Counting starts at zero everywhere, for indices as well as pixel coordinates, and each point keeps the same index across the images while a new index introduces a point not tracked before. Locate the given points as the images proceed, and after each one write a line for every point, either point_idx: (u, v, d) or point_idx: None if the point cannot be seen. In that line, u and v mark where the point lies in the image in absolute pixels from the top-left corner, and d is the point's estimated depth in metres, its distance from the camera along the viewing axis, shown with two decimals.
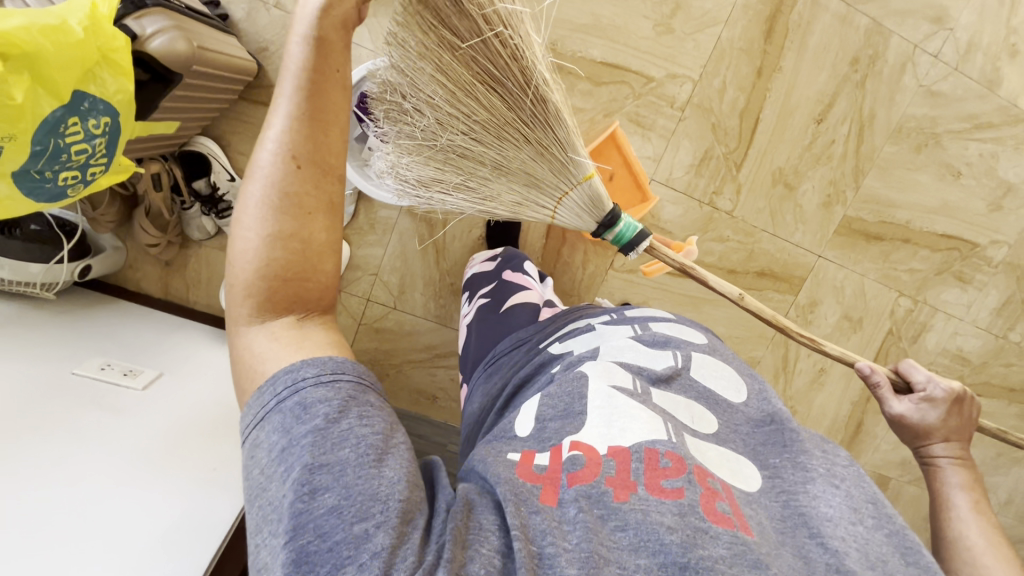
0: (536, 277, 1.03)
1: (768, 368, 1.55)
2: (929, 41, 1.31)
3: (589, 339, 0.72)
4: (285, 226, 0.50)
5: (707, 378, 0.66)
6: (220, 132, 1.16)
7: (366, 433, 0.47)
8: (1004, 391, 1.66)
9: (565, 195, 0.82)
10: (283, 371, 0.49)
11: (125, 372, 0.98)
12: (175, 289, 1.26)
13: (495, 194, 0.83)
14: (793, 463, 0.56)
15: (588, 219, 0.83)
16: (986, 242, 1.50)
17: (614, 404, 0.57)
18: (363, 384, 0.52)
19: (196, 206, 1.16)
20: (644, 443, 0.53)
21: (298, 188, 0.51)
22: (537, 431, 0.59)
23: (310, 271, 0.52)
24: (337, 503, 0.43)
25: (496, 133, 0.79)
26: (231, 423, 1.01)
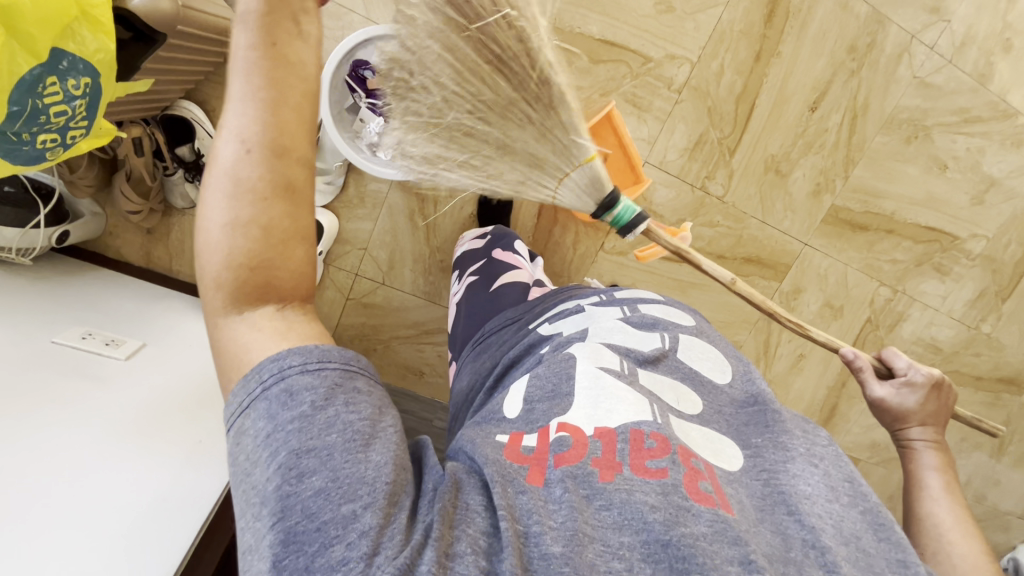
0: (527, 255, 1.02)
1: (749, 352, 1.58)
2: (927, 32, 1.30)
3: (578, 320, 0.71)
4: (242, 213, 0.46)
5: (693, 359, 0.67)
6: (203, 96, 1.11)
7: (352, 419, 0.47)
8: (972, 379, 1.73)
9: (568, 176, 0.81)
10: (265, 359, 0.48)
11: (107, 342, 0.97)
12: (158, 258, 1.23)
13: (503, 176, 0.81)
14: (774, 443, 0.57)
15: (588, 201, 0.83)
16: (966, 235, 1.53)
17: (600, 386, 0.58)
18: (350, 369, 0.50)
19: (179, 172, 1.12)
20: (630, 424, 0.54)
21: (256, 174, 0.46)
22: (526, 413, 0.60)
23: (276, 259, 0.48)
24: (323, 485, 0.43)
25: (502, 114, 0.76)
26: (216, 394, 1.00)
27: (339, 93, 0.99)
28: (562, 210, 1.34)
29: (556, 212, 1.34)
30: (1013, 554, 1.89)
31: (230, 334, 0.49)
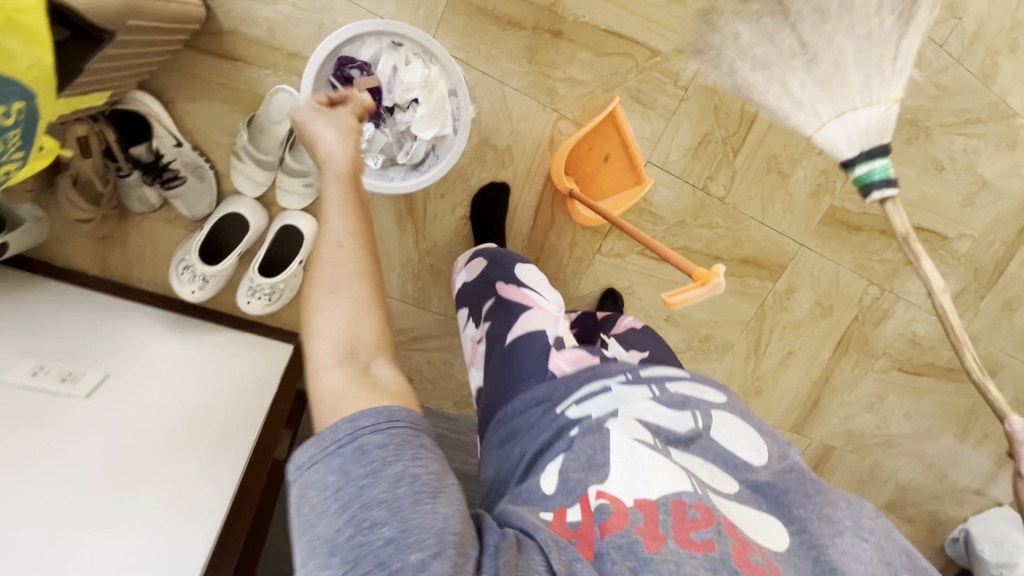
0: (541, 279, 0.91)
1: (741, 351, 1.58)
2: (937, 29, 1.26)
3: (605, 402, 0.65)
4: (340, 285, 0.60)
5: (729, 438, 0.63)
6: (160, 86, 0.99)
7: (419, 472, 0.49)
8: (942, 370, 1.80)
9: (853, 109, 0.76)
10: (342, 420, 0.51)
11: (63, 377, 0.84)
12: (115, 266, 1.10)
13: (793, 63, 0.86)
14: (819, 515, 0.55)
15: (854, 146, 0.75)
16: (954, 235, 1.54)
17: (637, 456, 0.57)
18: (417, 428, 0.53)
19: (136, 174, 0.99)
20: (670, 495, 0.54)
21: (350, 255, 0.62)
22: (561, 484, 0.57)
23: (364, 318, 0.60)
24: (394, 535, 0.45)
25: (841, 20, 0.80)
26: (204, 432, 0.91)
27: None
28: (559, 212, 1.26)
29: (553, 215, 1.26)
30: (964, 527, 2.03)
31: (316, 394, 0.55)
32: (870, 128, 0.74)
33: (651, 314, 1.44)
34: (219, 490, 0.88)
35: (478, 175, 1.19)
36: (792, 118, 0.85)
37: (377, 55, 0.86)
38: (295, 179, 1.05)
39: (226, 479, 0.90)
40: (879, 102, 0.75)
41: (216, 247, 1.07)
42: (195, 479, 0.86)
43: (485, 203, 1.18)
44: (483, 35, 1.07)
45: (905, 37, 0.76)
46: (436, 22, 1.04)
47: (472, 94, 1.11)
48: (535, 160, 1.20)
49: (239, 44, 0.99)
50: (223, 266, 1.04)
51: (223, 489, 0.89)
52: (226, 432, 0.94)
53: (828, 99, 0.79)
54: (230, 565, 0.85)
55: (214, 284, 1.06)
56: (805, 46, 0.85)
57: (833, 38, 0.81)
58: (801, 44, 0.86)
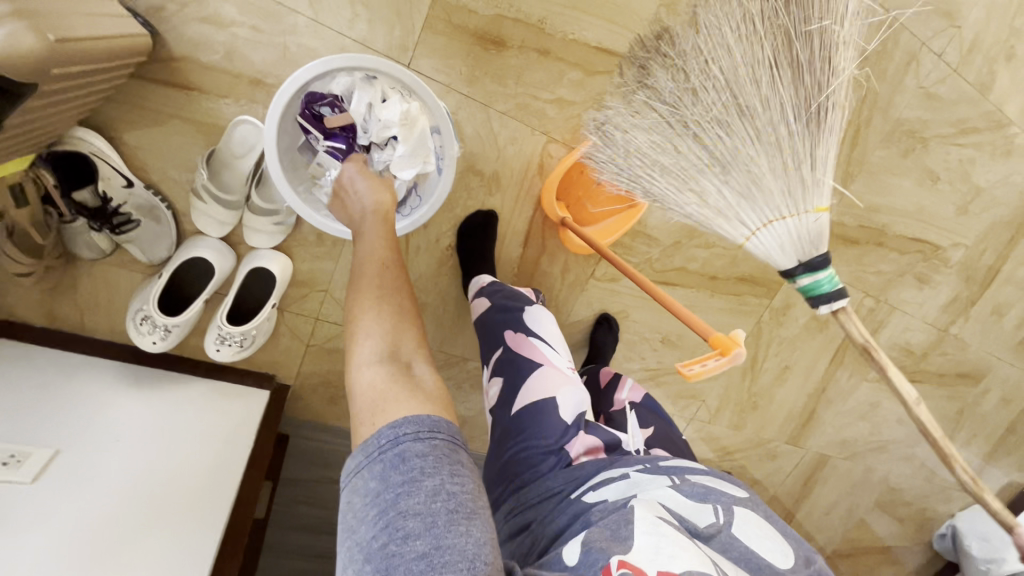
0: (557, 335, 0.85)
1: (737, 368, 1.54)
2: (936, 39, 1.22)
3: (621, 488, 0.63)
4: (382, 298, 0.65)
5: (754, 537, 0.59)
6: (106, 120, 0.89)
7: (456, 490, 0.52)
8: (935, 376, 1.79)
9: (780, 219, 0.61)
10: (385, 426, 0.54)
11: (2, 461, 0.74)
12: (65, 316, 1.00)
13: (702, 173, 0.68)
14: None
15: (790, 254, 0.61)
16: (948, 244, 1.52)
17: (661, 532, 0.55)
18: (455, 442, 0.56)
19: (81, 220, 0.89)
20: (696, 573, 0.50)
21: (390, 271, 0.68)
22: (584, 556, 0.55)
23: (404, 328, 0.64)
24: (427, 550, 0.48)
25: (749, 126, 0.64)
26: (176, 503, 0.84)
27: (289, 134, 0.79)
28: (551, 238, 1.19)
29: (544, 241, 1.19)
30: (953, 523, 2.06)
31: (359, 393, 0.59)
32: (806, 238, 0.59)
33: (646, 335, 1.39)
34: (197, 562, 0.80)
35: (464, 204, 1.11)
36: (709, 228, 0.69)
37: (349, 88, 0.78)
38: (265, 218, 0.96)
39: (203, 545, 0.83)
40: (806, 211, 0.59)
41: (178, 293, 0.98)
42: (168, 553, 0.79)
43: (473, 233, 1.11)
44: (465, 56, 0.98)
45: (822, 142, 0.62)
46: (413, 42, 0.95)
47: (454, 118, 1.03)
48: (524, 185, 1.12)
49: (193, 71, 0.88)
50: (188, 314, 0.94)
51: (203, 551, 0.82)
52: (199, 498, 0.86)
53: (749, 206, 0.63)
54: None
55: (178, 333, 0.96)
56: (710, 159, 0.67)
57: (730, 145, 0.65)
58: (699, 156, 0.68)
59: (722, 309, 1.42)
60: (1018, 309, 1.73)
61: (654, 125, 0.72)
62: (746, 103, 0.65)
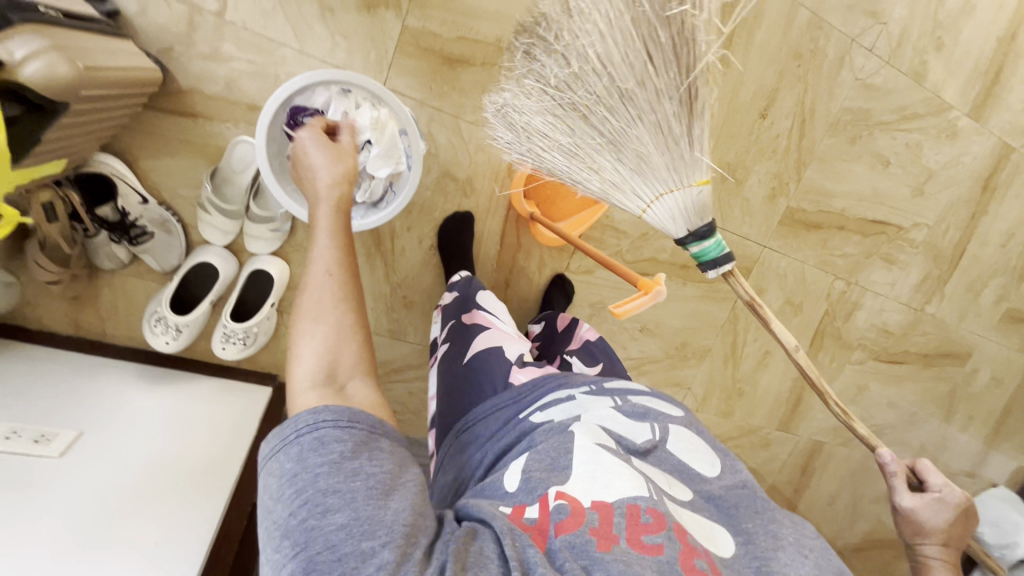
0: (500, 305, 1.00)
1: (718, 355, 1.61)
2: (865, 35, 1.33)
3: (569, 408, 0.74)
4: (325, 316, 0.66)
5: (683, 451, 0.72)
6: (124, 147, 1.03)
7: (375, 470, 0.56)
8: (919, 356, 1.84)
9: (669, 192, 0.73)
10: (303, 412, 0.59)
11: (36, 439, 0.84)
12: (89, 324, 1.11)
13: (600, 151, 0.76)
14: (765, 529, 0.65)
15: (682, 222, 0.73)
16: (909, 225, 1.60)
17: (599, 460, 0.64)
18: (375, 431, 0.60)
19: (103, 233, 1.02)
20: (627, 499, 0.60)
21: (334, 286, 0.68)
22: (524, 483, 0.64)
23: (343, 344, 0.65)
24: (345, 521, 0.51)
25: (631, 109, 0.72)
26: (185, 479, 0.91)
27: (277, 142, 0.90)
28: (525, 235, 1.30)
29: (519, 239, 1.30)
30: None
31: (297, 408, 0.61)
32: (692, 207, 0.72)
33: (624, 325, 1.48)
34: (208, 519, 0.89)
35: (442, 207, 1.23)
36: (613, 200, 0.80)
37: (327, 102, 0.89)
38: (262, 225, 1.08)
39: (213, 505, 0.91)
40: (691, 184, 0.71)
41: (187, 298, 1.09)
42: (184, 511, 0.87)
43: (450, 234, 1.22)
44: (435, 75, 1.12)
45: (696, 119, 0.70)
46: (387, 65, 1.09)
47: (427, 131, 1.16)
48: (496, 187, 1.24)
49: (198, 101, 1.02)
50: (196, 314, 1.06)
51: (211, 511, 0.90)
52: (206, 470, 0.94)
53: (642, 181, 0.74)
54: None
55: (187, 333, 1.07)
56: (603, 140, 0.75)
57: (616, 125, 0.73)
58: (594, 136, 0.76)
59: (695, 297, 1.50)
60: (992, 286, 1.79)
61: (548, 110, 0.77)
62: (624, 86, 0.70)
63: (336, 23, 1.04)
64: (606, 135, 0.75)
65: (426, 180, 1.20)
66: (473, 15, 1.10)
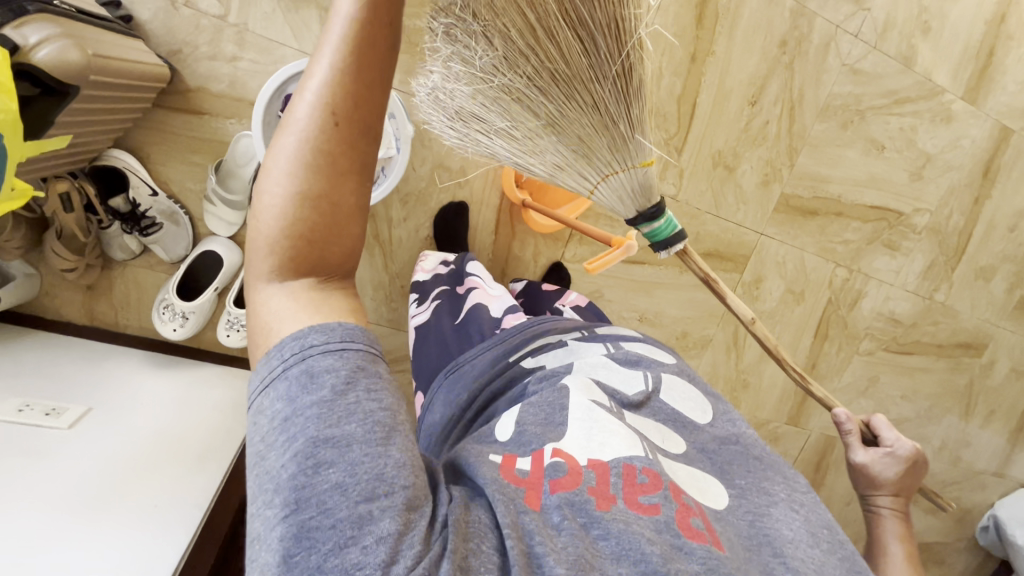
0: (489, 274, 1.05)
1: (720, 346, 1.60)
2: (850, 21, 1.36)
3: (562, 355, 0.79)
4: (314, 185, 0.45)
5: (675, 400, 0.73)
6: (135, 143, 1.09)
7: (373, 409, 0.46)
8: (933, 347, 1.79)
9: (615, 173, 0.77)
10: (288, 338, 0.47)
11: (47, 412, 0.89)
12: (103, 315, 1.17)
13: (540, 134, 0.76)
14: (757, 487, 0.64)
15: (630, 203, 0.78)
16: (910, 211, 1.59)
17: (593, 418, 0.64)
18: (372, 352, 0.49)
19: (116, 224, 1.08)
20: (623, 459, 0.59)
21: (334, 141, 0.45)
22: (517, 435, 0.64)
23: (335, 233, 0.47)
24: (342, 480, 0.43)
25: (566, 90, 0.72)
26: (185, 452, 0.94)
27: (272, 127, 0.95)
28: (519, 224, 1.34)
29: (513, 228, 1.34)
30: (992, 513, 1.95)
31: (265, 296, 0.48)
32: (644, 185, 0.77)
33: (623, 315, 1.49)
34: (208, 490, 0.92)
35: (437, 198, 1.27)
36: (557, 184, 0.81)
37: None
38: None
39: (211, 478, 0.94)
40: (636, 164, 0.76)
41: (194, 285, 1.15)
42: (184, 479, 0.91)
43: (446, 223, 1.26)
44: None
45: (631, 99, 0.73)
46: None
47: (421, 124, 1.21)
48: (489, 177, 1.28)
49: (205, 99, 1.09)
50: (201, 300, 1.11)
51: (209, 482, 0.93)
52: (206, 447, 0.98)
53: (590, 164, 0.77)
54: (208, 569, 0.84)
55: (194, 320, 1.12)
56: (543, 122, 0.74)
57: (551, 109, 0.73)
58: (533, 118, 0.74)
59: (692, 285, 1.51)
60: (1004, 272, 1.75)
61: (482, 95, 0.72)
62: (553, 69, 0.70)
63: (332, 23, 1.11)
64: (544, 116, 0.74)
65: (420, 171, 1.24)
66: None
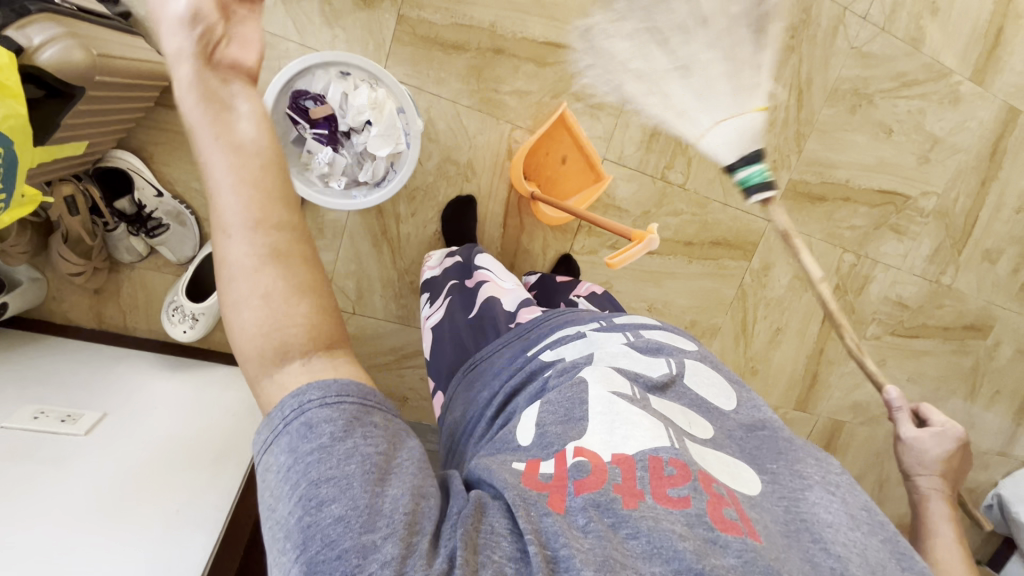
0: (498, 267, 1.03)
1: (728, 334, 1.60)
2: (857, 3, 1.35)
3: (581, 346, 0.76)
4: (241, 287, 0.46)
5: (698, 385, 0.73)
6: (138, 143, 1.07)
7: (371, 451, 0.47)
8: (939, 330, 1.80)
9: (729, 118, 0.89)
10: (285, 396, 0.47)
11: (63, 418, 0.88)
12: (111, 318, 1.16)
13: (653, 104, 1.01)
14: (790, 470, 0.63)
15: (731, 152, 0.91)
16: (918, 194, 1.58)
17: (615, 411, 0.63)
18: (368, 403, 0.50)
19: (122, 227, 1.07)
20: (648, 452, 0.59)
21: (240, 243, 0.46)
22: (539, 437, 0.63)
23: (283, 317, 0.46)
24: (343, 513, 0.43)
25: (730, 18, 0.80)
26: (203, 454, 0.94)
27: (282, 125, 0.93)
28: (527, 217, 1.33)
29: (521, 221, 1.33)
30: (996, 492, 1.96)
31: (264, 397, 0.49)
32: (747, 132, 0.89)
33: (632, 305, 1.49)
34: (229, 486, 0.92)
35: (444, 192, 1.26)
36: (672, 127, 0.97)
37: (327, 85, 0.93)
38: None
39: (233, 476, 0.94)
40: (746, 112, 0.88)
41: (203, 286, 1.14)
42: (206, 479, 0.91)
43: (454, 218, 1.25)
44: (431, 61, 1.15)
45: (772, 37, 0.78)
46: (385, 55, 1.13)
47: (427, 118, 1.19)
48: (496, 170, 1.27)
49: None
50: (210, 302, 1.10)
51: (230, 482, 0.93)
52: (221, 447, 0.97)
53: (707, 109, 0.91)
54: (232, 572, 0.84)
55: (203, 322, 1.11)
56: (725, 71, 0.90)
57: (709, 66, 0.90)
58: (712, 71, 0.90)
59: (702, 274, 1.50)
60: (1010, 254, 1.75)
61: (712, 49, 0.90)
62: (729, 42, 0.90)
63: (335, 16, 1.09)
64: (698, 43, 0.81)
65: (427, 165, 1.23)
66: (466, 1, 1.13)
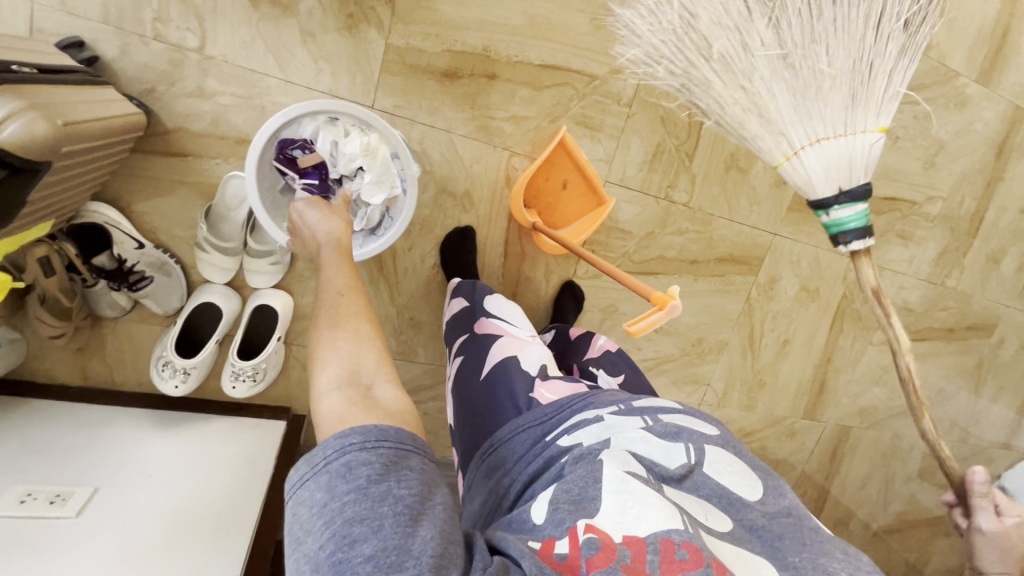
0: (508, 314, 1.01)
1: (736, 348, 1.57)
2: None
3: (597, 431, 0.70)
4: (338, 324, 0.65)
5: (721, 473, 0.65)
6: (115, 193, 1.01)
7: (404, 493, 0.49)
8: (944, 332, 1.78)
9: (830, 136, 0.70)
10: (331, 437, 0.53)
11: (52, 500, 0.83)
12: (97, 373, 1.10)
13: (734, 100, 0.76)
14: (814, 564, 0.57)
15: (831, 179, 0.69)
16: (924, 199, 1.55)
17: (629, 491, 0.58)
18: (404, 448, 0.53)
19: (101, 282, 1.01)
20: (660, 533, 0.54)
21: (345, 298, 0.69)
22: (551, 513, 0.59)
23: (364, 348, 0.63)
24: (374, 552, 0.45)
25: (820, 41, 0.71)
26: (204, 528, 0.90)
27: (269, 178, 0.89)
28: (528, 245, 1.28)
29: (523, 249, 1.28)
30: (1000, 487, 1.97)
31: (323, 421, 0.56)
32: (852, 161, 0.69)
33: None
34: (231, 563, 0.89)
35: (442, 223, 1.20)
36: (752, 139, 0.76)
37: (315, 132, 0.89)
38: (261, 259, 1.07)
39: (232, 555, 0.90)
40: (858, 133, 0.69)
41: (192, 337, 1.08)
42: (208, 557, 0.87)
43: (453, 250, 1.19)
44: (422, 91, 1.09)
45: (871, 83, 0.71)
46: (374, 86, 1.07)
47: (420, 148, 1.13)
48: (495, 198, 1.21)
49: (185, 139, 1.01)
50: (203, 355, 1.04)
51: (231, 560, 0.89)
52: (224, 518, 0.93)
53: (801, 121, 0.71)
54: None
55: (196, 375, 1.05)
56: (843, 70, 0.70)
57: (828, 62, 0.71)
58: (827, 63, 0.71)
59: (708, 291, 1.47)
60: (1014, 253, 1.73)
61: (829, 30, 0.71)
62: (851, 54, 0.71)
63: (319, 48, 1.03)
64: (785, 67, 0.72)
65: (423, 198, 1.18)
66: (459, 27, 1.08)
